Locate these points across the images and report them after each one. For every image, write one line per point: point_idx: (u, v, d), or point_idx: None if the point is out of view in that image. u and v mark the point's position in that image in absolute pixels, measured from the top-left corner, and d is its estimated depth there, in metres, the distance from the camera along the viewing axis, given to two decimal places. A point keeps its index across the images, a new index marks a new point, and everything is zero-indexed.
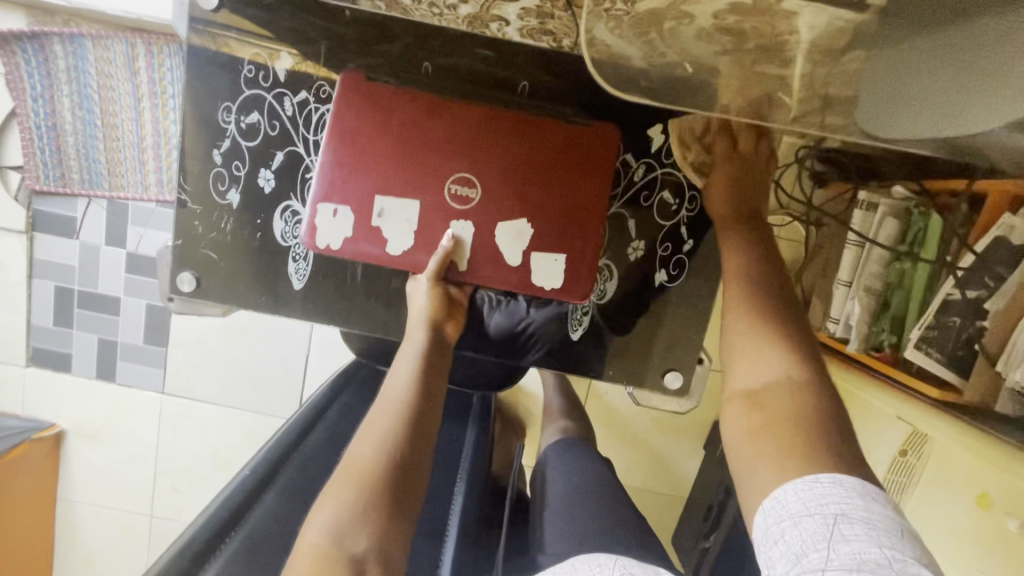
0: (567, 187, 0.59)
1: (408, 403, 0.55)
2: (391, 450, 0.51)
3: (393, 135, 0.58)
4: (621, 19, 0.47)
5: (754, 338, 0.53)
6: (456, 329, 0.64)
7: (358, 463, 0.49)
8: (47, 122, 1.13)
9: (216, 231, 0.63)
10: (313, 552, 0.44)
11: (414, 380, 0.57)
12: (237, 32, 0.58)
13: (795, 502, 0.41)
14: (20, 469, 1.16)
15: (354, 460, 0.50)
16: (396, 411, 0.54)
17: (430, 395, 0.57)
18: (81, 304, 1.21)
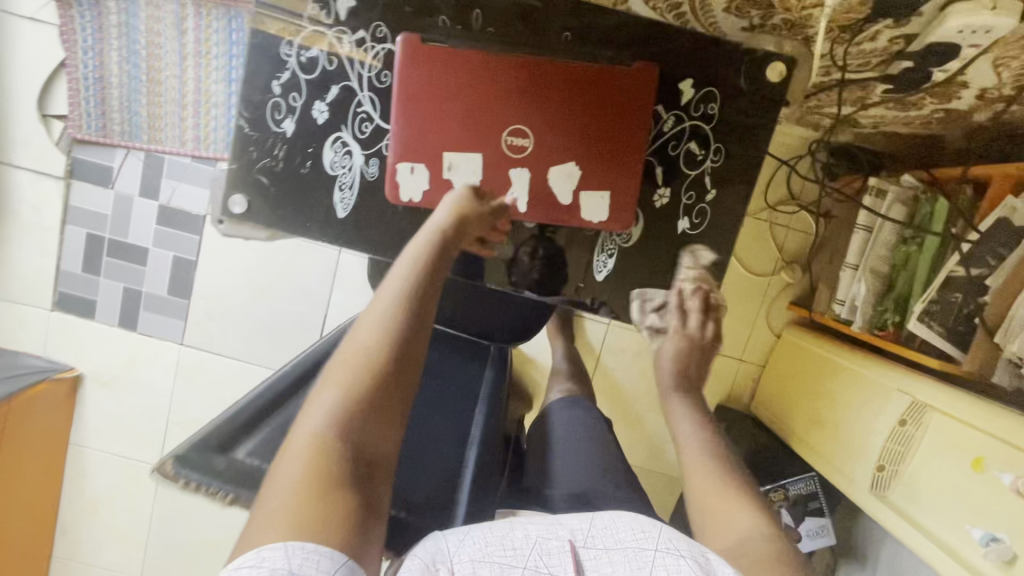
0: (609, 128, 0.63)
1: (398, 315, 0.51)
2: (391, 340, 0.49)
3: (456, 95, 0.62)
4: None
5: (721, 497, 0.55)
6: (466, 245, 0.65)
7: (355, 353, 0.49)
8: (93, 73, 1.18)
9: (269, 157, 0.67)
10: (308, 450, 0.43)
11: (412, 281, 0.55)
12: (279, 10, 0.64)
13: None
14: (37, 408, 1.18)
15: (355, 348, 0.49)
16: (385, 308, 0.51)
17: (421, 306, 0.53)
18: (110, 253, 1.25)
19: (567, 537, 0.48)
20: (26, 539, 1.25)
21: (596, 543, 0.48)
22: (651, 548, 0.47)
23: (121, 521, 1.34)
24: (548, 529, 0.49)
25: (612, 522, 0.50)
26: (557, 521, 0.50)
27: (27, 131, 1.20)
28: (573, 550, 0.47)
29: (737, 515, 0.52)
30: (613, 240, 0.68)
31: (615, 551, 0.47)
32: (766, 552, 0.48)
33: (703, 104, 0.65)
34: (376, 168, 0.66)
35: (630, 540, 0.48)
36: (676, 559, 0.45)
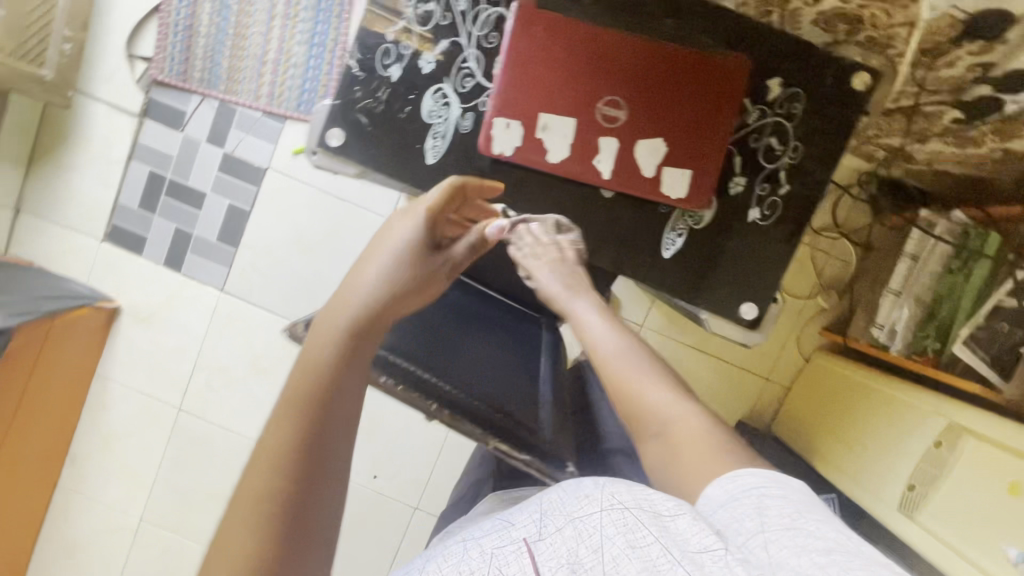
0: (699, 109, 0.66)
1: (291, 456, 0.41)
2: (297, 452, 0.41)
3: (559, 61, 0.66)
4: None
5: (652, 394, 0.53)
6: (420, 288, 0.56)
7: (254, 476, 0.40)
8: (185, 21, 1.24)
9: (371, 99, 0.70)
10: None
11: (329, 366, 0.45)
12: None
13: (725, 494, 0.42)
14: (73, 333, 1.20)
15: (256, 473, 0.40)
16: (289, 416, 0.42)
17: (332, 395, 0.44)
18: (169, 193, 1.29)
19: (519, 537, 0.42)
20: (39, 463, 1.26)
21: (548, 528, 0.42)
22: (598, 512, 0.41)
23: (131, 459, 1.35)
24: (500, 536, 0.43)
25: (553, 498, 0.44)
26: (507, 524, 0.44)
27: (111, 67, 1.25)
28: (529, 552, 0.41)
29: (657, 398, 0.52)
30: (686, 220, 0.70)
31: (567, 531, 0.41)
32: (693, 433, 0.49)
33: (789, 101, 0.68)
34: (471, 122, 0.70)
35: (579, 511, 0.42)
36: (625, 515, 0.40)
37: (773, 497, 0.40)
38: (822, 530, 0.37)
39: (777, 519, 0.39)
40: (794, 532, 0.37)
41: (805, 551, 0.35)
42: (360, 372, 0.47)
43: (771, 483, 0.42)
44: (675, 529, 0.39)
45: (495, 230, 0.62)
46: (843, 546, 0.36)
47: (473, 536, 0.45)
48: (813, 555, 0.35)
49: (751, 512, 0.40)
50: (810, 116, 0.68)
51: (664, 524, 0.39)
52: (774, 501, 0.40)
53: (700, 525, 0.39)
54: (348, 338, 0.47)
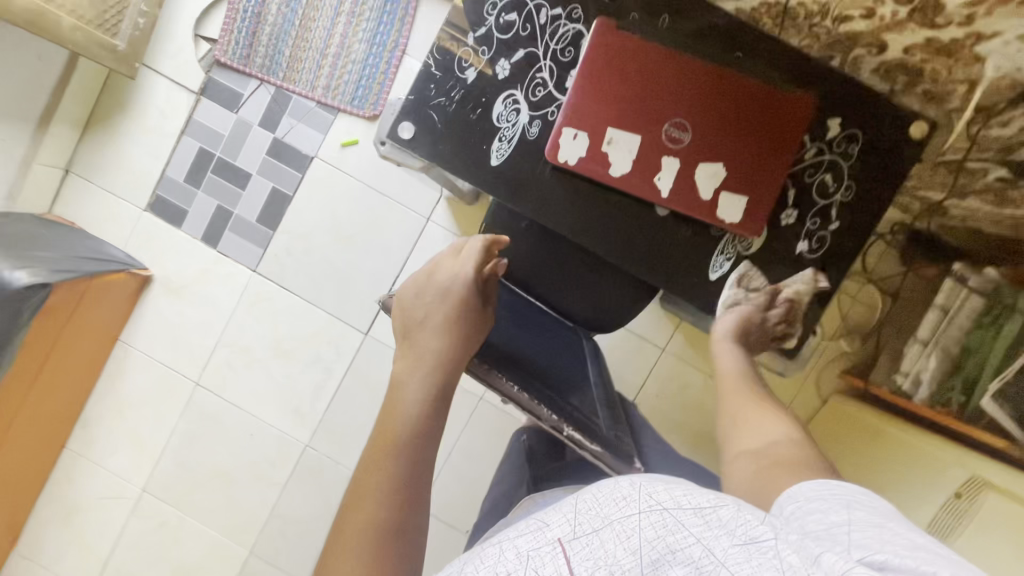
0: (761, 140, 0.69)
1: (396, 478, 0.53)
2: (397, 478, 0.53)
3: (632, 80, 0.69)
4: None
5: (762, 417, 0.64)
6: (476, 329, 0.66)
7: (364, 501, 0.51)
8: (254, 9, 1.28)
9: (444, 97, 0.73)
10: None
11: (419, 408, 0.58)
12: None
13: (814, 492, 0.44)
14: (105, 296, 1.21)
15: (365, 496, 0.51)
16: (390, 452, 0.54)
17: (421, 432, 0.56)
18: (215, 170, 1.31)
19: (554, 537, 0.37)
20: (52, 422, 1.26)
21: (584, 528, 0.37)
22: (635, 514, 0.36)
23: (142, 428, 1.35)
24: (534, 537, 0.38)
25: (586, 497, 0.39)
26: (541, 523, 0.39)
27: (177, 44, 1.29)
28: (564, 553, 0.35)
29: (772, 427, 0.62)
30: (735, 245, 0.72)
31: (605, 533, 0.36)
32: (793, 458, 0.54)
33: (846, 141, 0.70)
34: (538, 129, 0.72)
35: (615, 512, 0.37)
36: (663, 516, 0.35)
37: (865, 501, 0.41)
38: (910, 533, 0.37)
39: (863, 517, 0.38)
40: (879, 527, 0.37)
41: (890, 542, 0.35)
42: (443, 415, 0.60)
43: (861, 494, 0.42)
44: (719, 524, 0.35)
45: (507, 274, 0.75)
46: (929, 546, 0.35)
47: (506, 537, 0.39)
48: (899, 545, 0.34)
49: (839, 507, 0.40)
50: (865, 158, 0.71)
51: (707, 520, 0.35)
52: (863, 505, 0.40)
53: (746, 516, 0.36)
54: (427, 406, 0.58)
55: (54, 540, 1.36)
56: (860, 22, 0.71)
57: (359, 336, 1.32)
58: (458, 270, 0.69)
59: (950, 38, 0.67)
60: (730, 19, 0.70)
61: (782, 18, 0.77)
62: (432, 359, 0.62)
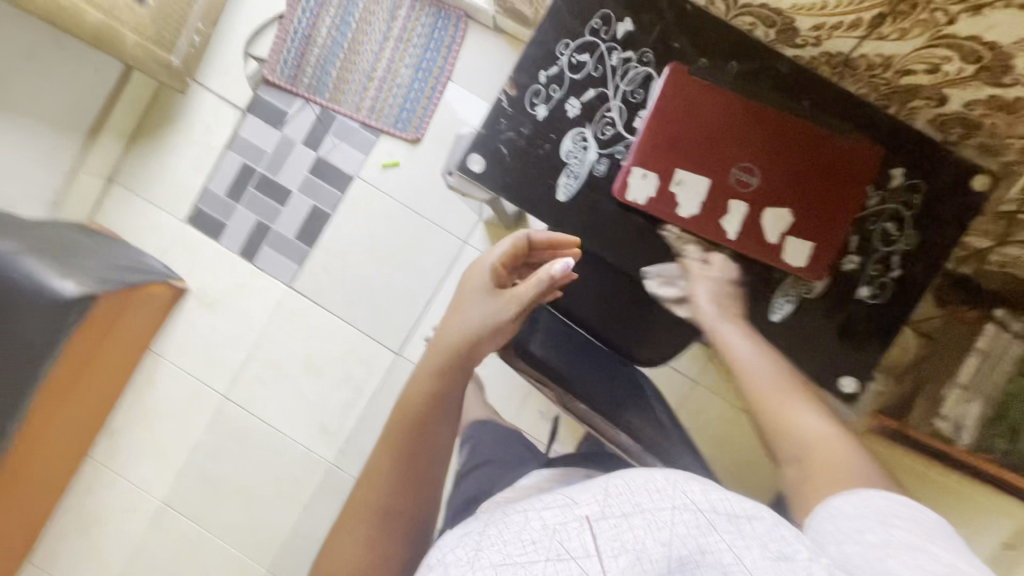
0: (826, 186, 0.70)
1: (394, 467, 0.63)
2: (394, 466, 0.63)
3: (701, 125, 0.70)
4: (908, 30, 0.67)
5: (794, 399, 0.62)
6: (495, 332, 0.67)
7: (371, 475, 0.63)
8: (304, 30, 1.30)
9: (515, 132, 0.75)
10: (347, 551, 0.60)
11: (425, 407, 0.65)
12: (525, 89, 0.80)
13: (853, 505, 0.49)
14: (143, 306, 1.22)
15: (372, 472, 0.63)
16: (394, 441, 0.64)
17: (420, 430, 0.64)
18: (256, 186, 1.33)
19: (583, 514, 0.44)
20: (77, 433, 1.25)
21: (614, 511, 0.43)
22: (669, 509, 0.43)
23: (168, 441, 1.34)
24: (561, 510, 0.45)
25: (618, 482, 0.46)
26: (569, 500, 0.46)
27: (227, 61, 1.31)
28: (591, 529, 0.42)
29: (806, 418, 0.60)
30: (796, 288, 0.73)
31: (635, 517, 0.42)
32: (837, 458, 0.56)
33: (909, 191, 0.72)
34: (605, 167, 0.74)
35: (647, 502, 0.43)
36: (698, 517, 0.42)
37: (901, 517, 0.47)
38: (941, 552, 0.43)
39: (900, 533, 0.45)
40: (920, 548, 0.43)
41: (918, 565, 0.41)
42: (451, 411, 0.66)
43: (893, 506, 0.48)
44: (750, 533, 0.41)
45: (565, 268, 0.66)
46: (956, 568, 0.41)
47: (533, 508, 0.47)
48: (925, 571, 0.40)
49: (874, 525, 0.46)
50: (926, 209, 0.72)
51: (740, 527, 0.42)
52: (902, 522, 0.46)
53: (776, 531, 0.42)
54: (427, 405, 0.65)
55: (69, 553, 1.34)
56: (923, 75, 0.72)
57: (391, 355, 1.32)
58: (482, 260, 0.71)
59: (1015, 97, 0.67)
60: (796, 69, 0.72)
61: (841, 67, 0.79)
62: (444, 361, 0.66)
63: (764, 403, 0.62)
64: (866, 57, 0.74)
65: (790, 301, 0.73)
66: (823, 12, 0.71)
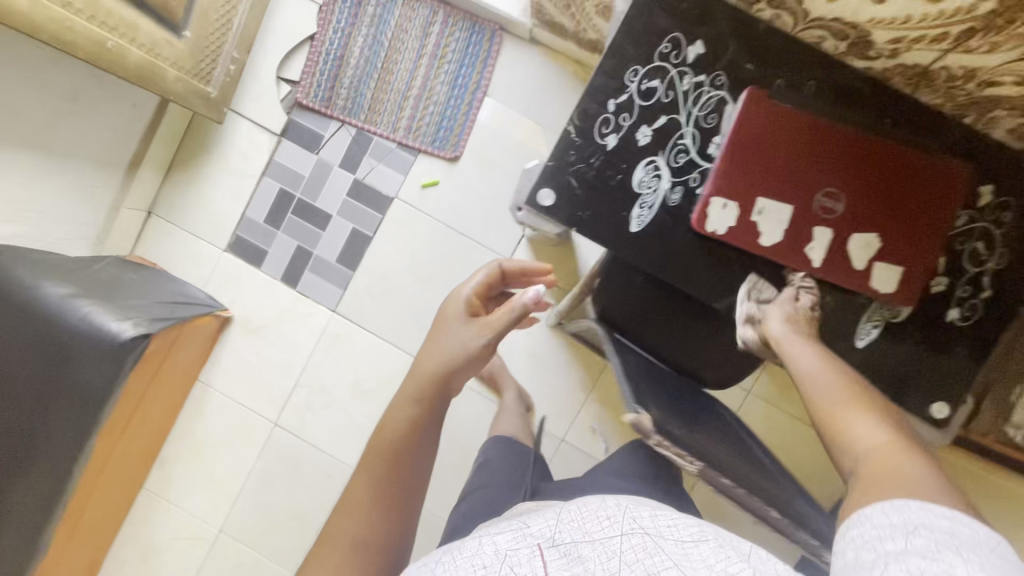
0: (912, 209, 0.69)
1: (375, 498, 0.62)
2: (373, 501, 0.62)
3: (782, 150, 0.68)
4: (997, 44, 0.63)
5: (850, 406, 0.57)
6: (471, 362, 0.69)
7: (347, 513, 0.61)
8: (336, 51, 1.28)
9: (584, 163, 0.72)
10: None
11: (403, 437, 0.65)
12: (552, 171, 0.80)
13: (882, 514, 0.41)
14: (192, 339, 1.21)
15: (347, 508, 0.61)
16: (372, 474, 0.63)
17: (398, 459, 0.64)
18: (295, 212, 1.32)
19: (534, 542, 0.47)
20: (134, 467, 1.26)
21: (564, 538, 0.47)
22: (619, 536, 0.46)
23: (221, 469, 1.35)
24: (515, 535, 0.48)
25: (572, 510, 0.50)
26: (523, 526, 0.50)
27: (260, 87, 1.30)
28: (541, 555, 0.45)
29: (862, 426, 0.54)
30: (883, 312, 0.71)
31: (584, 544, 0.46)
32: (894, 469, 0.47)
33: (998, 209, 0.70)
34: (679, 196, 0.71)
35: (598, 531, 0.47)
36: (644, 541, 0.46)
37: (931, 526, 0.38)
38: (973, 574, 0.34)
39: (919, 546, 0.37)
40: (927, 557, 0.35)
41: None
42: (427, 443, 0.67)
43: (926, 512, 0.40)
44: (697, 555, 0.44)
45: (537, 295, 0.66)
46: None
47: (489, 533, 0.50)
48: None
49: (898, 535, 0.38)
50: (1016, 226, 0.70)
51: (686, 550, 0.45)
52: (929, 533, 0.38)
53: (724, 553, 0.44)
54: (405, 433, 0.65)
55: None
56: (1011, 87, 0.69)
57: None
58: (459, 289, 0.74)
59: None
60: (875, 89, 0.71)
61: (918, 79, 0.75)
62: (425, 393, 0.67)
63: (822, 415, 0.59)
64: (947, 69, 0.71)
65: (877, 326, 0.71)
66: (904, 26, 0.67)
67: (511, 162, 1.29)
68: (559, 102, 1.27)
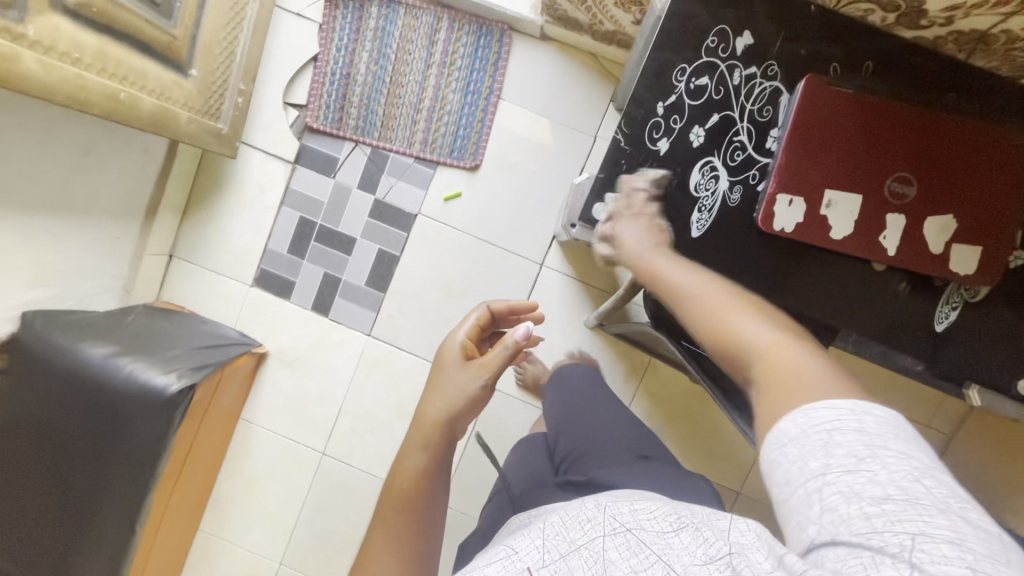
0: (988, 189, 0.66)
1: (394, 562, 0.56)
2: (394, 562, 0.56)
3: (847, 137, 0.66)
4: None
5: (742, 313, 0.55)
6: (474, 406, 0.64)
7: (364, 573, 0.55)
8: (342, 69, 1.25)
9: (637, 171, 0.70)
10: None
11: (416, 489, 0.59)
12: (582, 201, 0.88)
13: (796, 428, 0.41)
14: (232, 381, 1.19)
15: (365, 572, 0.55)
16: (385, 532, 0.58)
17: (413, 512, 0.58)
18: (319, 238, 1.29)
19: (523, 566, 0.43)
20: (188, 514, 1.25)
21: (552, 555, 0.43)
22: (601, 536, 0.43)
23: (274, 504, 1.34)
24: (503, 565, 0.44)
25: (555, 522, 0.46)
26: (511, 551, 0.45)
27: (269, 115, 1.26)
28: None
29: (745, 324, 0.53)
30: (960, 293, 0.70)
31: (572, 556, 0.42)
32: (793, 366, 0.47)
33: None
34: (739, 195, 0.69)
35: (582, 537, 0.44)
36: (627, 539, 0.42)
37: (843, 430, 0.39)
38: (894, 475, 0.36)
39: (839, 459, 0.38)
40: (852, 475, 0.37)
41: (856, 497, 0.36)
42: (441, 493, 0.61)
43: (840, 412, 0.40)
44: (677, 544, 0.41)
45: (528, 331, 0.66)
46: (914, 495, 0.35)
47: (474, 568, 0.45)
48: (864, 503, 0.35)
49: (821, 448, 0.39)
50: None
51: (667, 541, 0.41)
52: (843, 438, 0.39)
53: (703, 535, 0.41)
54: (416, 480, 0.60)
55: None
56: None
57: None
58: (450, 335, 0.71)
59: None
60: (938, 61, 0.68)
61: (973, 44, 0.72)
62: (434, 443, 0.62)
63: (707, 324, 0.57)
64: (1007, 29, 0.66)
65: (955, 307, 0.70)
66: None
67: (534, 165, 1.26)
68: (577, 98, 1.24)
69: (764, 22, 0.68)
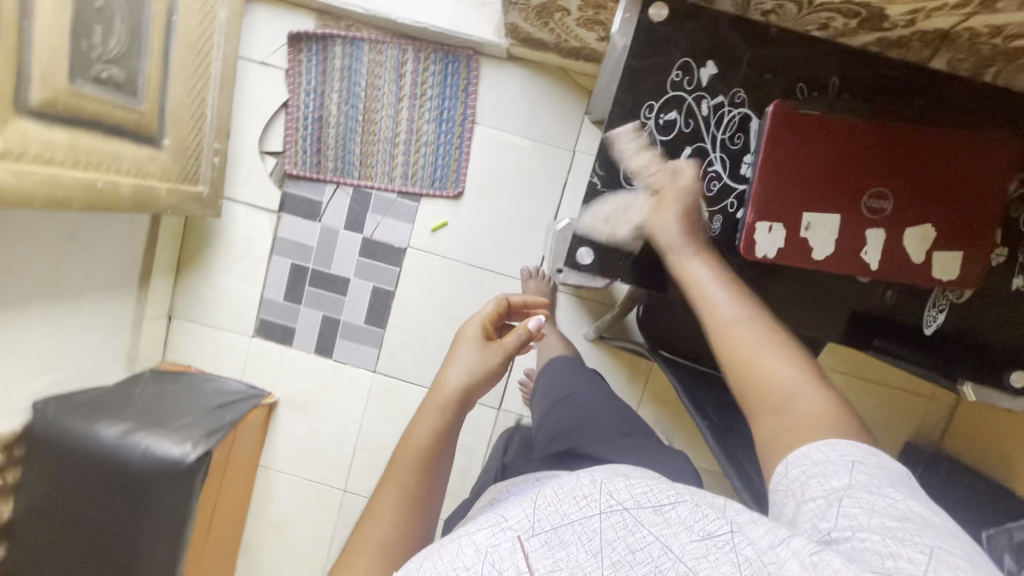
0: (963, 194, 0.67)
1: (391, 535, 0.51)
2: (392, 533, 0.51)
3: (820, 159, 0.66)
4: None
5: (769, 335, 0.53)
6: (488, 383, 0.64)
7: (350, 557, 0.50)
8: (314, 113, 1.24)
9: None
10: None
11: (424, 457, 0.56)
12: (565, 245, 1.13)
13: (820, 453, 0.45)
14: (246, 435, 1.21)
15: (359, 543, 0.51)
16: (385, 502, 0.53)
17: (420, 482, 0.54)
18: (313, 283, 1.30)
19: (514, 534, 0.36)
20: (221, 565, 1.28)
21: (544, 524, 0.36)
22: (597, 516, 0.36)
23: (304, 544, 1.37)
24: (492, 531, 0.37)
25: (546, 492, 0.38)
26: (501, 517, 0.38)
27: (248, 167, 1.27)
28: (524, 548, 0.35)
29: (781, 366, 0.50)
30: (945, 296, 0.71)
31: (566, 529, 0.36)
32: (814, 412, 0.48)
33: None
34: (718, 224, 0.72)
35: (577, 512, 0.36)
36: (624, 518, 0.36)
37: (865, 462, 0.43)
38: (909, 502, 0.40)
39: (862, 482, 0.42)
40: (875, 495, 0.41)
41: (877, 511, 0.39)
42: (446, 464, 0.57)
43: (857, 450, 0.44)
44: (676, 520, 0.36)
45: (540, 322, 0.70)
46: (926, 518, 0.39)
47: (459, 533, 0.38)
48: (885, 517, 0.39)
49: (846, 470, 0.43)
50: None
51: (665, 518, 0.36)
52: (865, 468, 0.43)
53: (702, 511, 0.37)
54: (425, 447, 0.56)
55: None
56: None
57: (491, 412, 1.32)
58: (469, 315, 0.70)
59: None
60: (902, 68, 0.68)
61: (937, 40, 0.70)
62: (451, 413, 0.60)
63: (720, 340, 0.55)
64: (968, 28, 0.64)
65: (942, 310, 0.71)
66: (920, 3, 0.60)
67: (517, 186, 1.26)
68: (552, 115, 1.23)
69: (727, 49, 0.68)
